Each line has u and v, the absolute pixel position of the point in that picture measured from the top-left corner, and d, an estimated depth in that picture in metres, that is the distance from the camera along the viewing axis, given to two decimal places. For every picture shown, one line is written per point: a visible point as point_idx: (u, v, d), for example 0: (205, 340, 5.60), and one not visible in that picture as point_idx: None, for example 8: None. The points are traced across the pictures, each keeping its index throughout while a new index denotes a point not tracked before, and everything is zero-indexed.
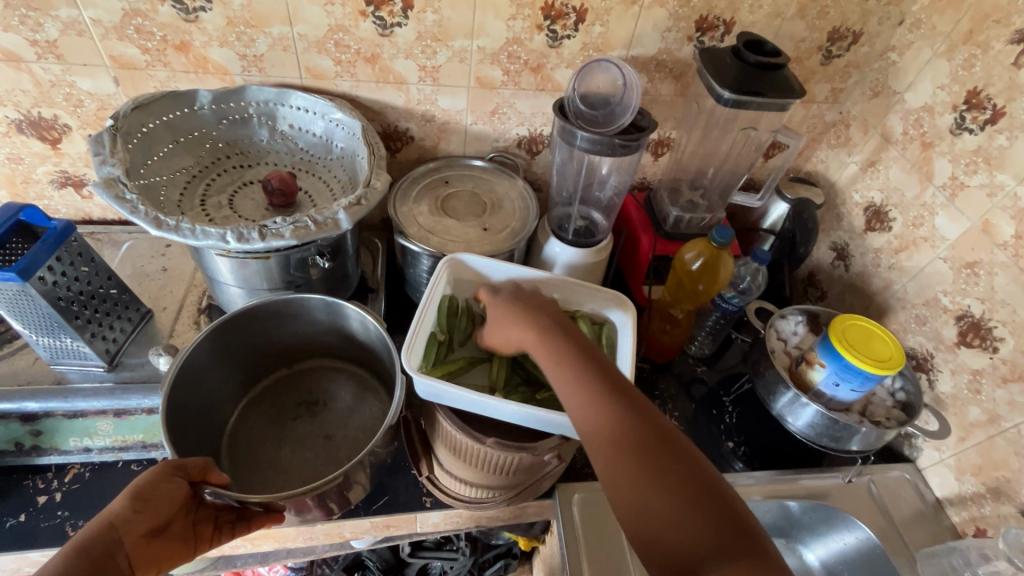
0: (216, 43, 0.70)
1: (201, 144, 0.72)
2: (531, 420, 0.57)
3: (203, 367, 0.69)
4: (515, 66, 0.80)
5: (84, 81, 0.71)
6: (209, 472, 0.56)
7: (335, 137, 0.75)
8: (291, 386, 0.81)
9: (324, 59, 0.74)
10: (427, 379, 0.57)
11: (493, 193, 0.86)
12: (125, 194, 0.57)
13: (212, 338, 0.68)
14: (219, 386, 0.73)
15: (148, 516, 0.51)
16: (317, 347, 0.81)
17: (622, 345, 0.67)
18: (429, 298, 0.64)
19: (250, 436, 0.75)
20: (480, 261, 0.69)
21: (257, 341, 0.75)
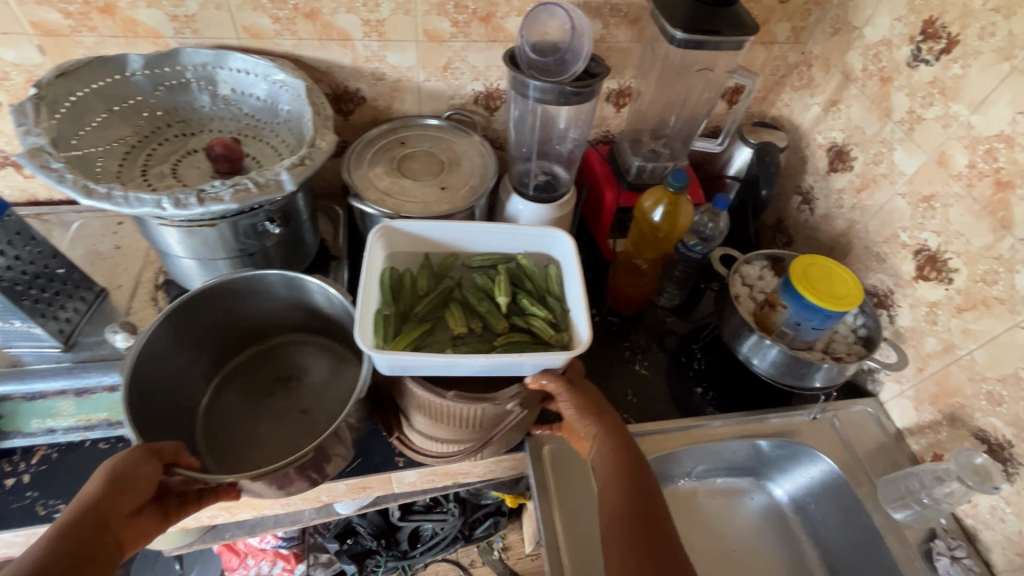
0: (143, 3, 0.66)
1: (139, 113, 0.70)
2: (495, 369, 0.58)
3: (166, 349, 0.67)
4: (464, 17, 0.77)
5: (7, 51, 0.67)
6: (181, 455, 0.55)
7: (280, 100, 0.72)
8: (262, 363, 0.80)
9: (260, 17, 0.71)
10: (389, 354, 0.54)
11: (452, 151, 0.84)
12: (52, 163, 0.55)
13: (168, 322, 0.66)
14: (185, 368, 0.72)
15: (129, 498, 0.51)
16: (286, 322, 0.79)
17: (571, 276, 0.66)
18: (367, 270, 0.62)
19: (225, 417, 0.74)
20: (414, 225, 0.67)
21: (219, 320, 0.73)
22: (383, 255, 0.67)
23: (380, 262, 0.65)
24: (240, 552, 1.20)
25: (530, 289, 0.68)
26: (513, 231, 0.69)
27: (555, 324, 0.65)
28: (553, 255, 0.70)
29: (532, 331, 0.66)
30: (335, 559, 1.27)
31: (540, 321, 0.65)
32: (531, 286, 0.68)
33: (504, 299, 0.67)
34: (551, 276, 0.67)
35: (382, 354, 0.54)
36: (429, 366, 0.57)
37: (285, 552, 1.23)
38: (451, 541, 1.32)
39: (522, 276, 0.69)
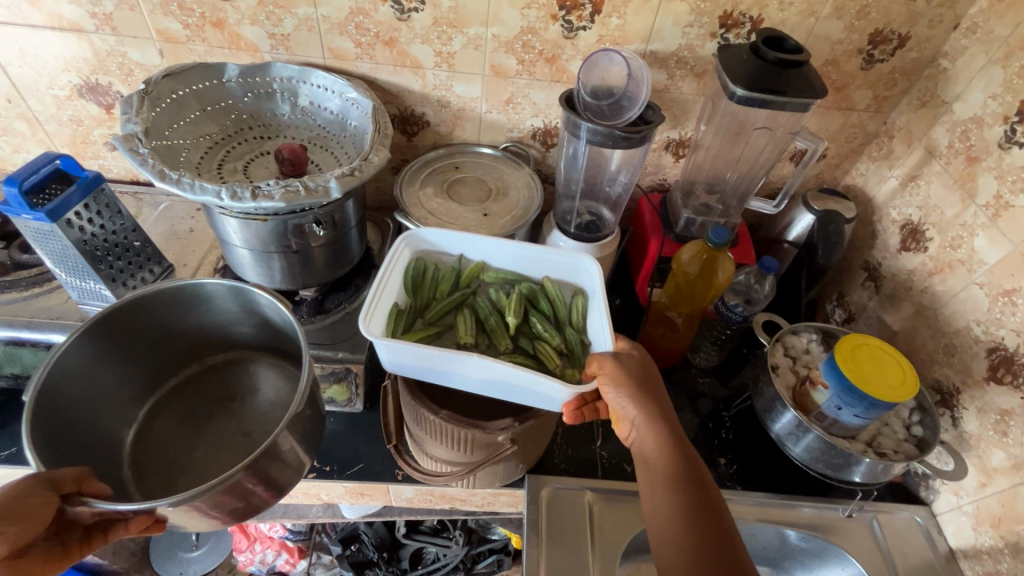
0: (248, 21, 0.75)
1: (228, 116, 0.78)
2: (494, 388, 0.59)
3: (88, 370, 0.66)
4: (530, 56, 0.80)
5: (134, 52, 0.79)
6: (84, 483, 0.52)
7: (350, 115, 0.79)
8: (204, 384, 0.79)
9: (345, 41, 0.78)
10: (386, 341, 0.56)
11: (501, 180, 0.87)
12: (139, 149, 0.63)
13: (92, 334, 0.65)
14: (112, 384, 0.70)
15: (15, 534, 0.47)
16: (232, 336, 0.79)
17: (592, 309, 0.67)
18: (387, 268, 0.65)
19: (159, 441, 0.73)
20: (439, 234, 0.70)
21: (150, 332, 0.72)
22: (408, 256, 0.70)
23: (405, 257, 0.69)
24: (250, 535, 1.24)
25: (547, 314, 0.70)
26: (539, 252, 0.70)
27: (566, 355, 0.67)
28: (579, 285, 0.71)
29: (538, 358, 0.68)
30: (336, 563, 1.27)
31: (549, 348, 0.68)
32: (550, 310, 0.70)
33: (516, 319, 0.69)
34: (575, 308, 0.69)
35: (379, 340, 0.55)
36: (423, 356, 0.57)
37: (291, 544, 1.26)
38: (451, 571, 1.28)
39: (541, 297, 0.71)
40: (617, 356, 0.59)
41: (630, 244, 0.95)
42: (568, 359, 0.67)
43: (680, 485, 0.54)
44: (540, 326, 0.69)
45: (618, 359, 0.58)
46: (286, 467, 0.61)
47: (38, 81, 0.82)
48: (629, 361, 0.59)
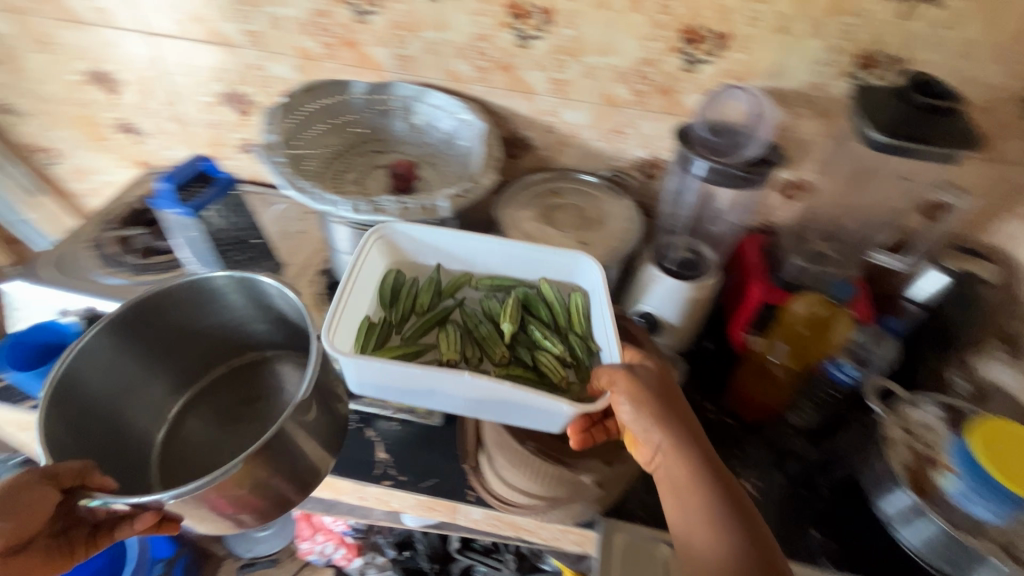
0: (378, 42, 0.80)
1: (349, 130, 0.83)
2: (485, 403, 0.59)
3: (114, 364, 0.73)
4: (644, 87, 0.79)
5: (274, 66, 0.86)
6: (87, 476, 0.56)
7: (460, 136, 0.82)
8: (233, 383, 0.84)
9: (464, 65, 0.80)
10: (355, 357, 0.56)
11: (599, 210, 0.85)
12: (276, 157, 0.70)
13: (114, 328, 0.72)
14: (140, 381, 0.77)
15: (13, 526, 0.53)
16: (259, 336, 0.84)
17: (595, 313, 0.67)
18: (357, 267, 0.65)
19: (189, 439, 0.78)
20: (416, 231, 0.68)
21: (179, 331, 0.79)
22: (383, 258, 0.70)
23: (379, 263, 0.69)
24: (313, 525, 1.28)
25: (543, 317, 0.69)
26: (523, 251, 0.69)
27: (569, 363, 0.67)
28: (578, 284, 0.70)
29: (538, 370, 0.68)
30: (389, 566, 1.29)
31: (551, 356, 0.67)
32: (545, 313, 0.70)
33: (510, 325, 0.69)
34: (571, 309, 0.68)
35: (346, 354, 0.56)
36: (400, 375, 0.58)
37: (349, 541, 1.29)
38: None
39: (536, 303, 0.70)
40: (626, 371, 0.57)
41: (727, 286, 0.89)
42: (574, 368, 0.67)
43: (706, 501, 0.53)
44: (537, 336, 0.69)
45: (628, 373, 0.57)
46: (301, 466, 0.64)
47: (190, 87, 0.91)
48: (638, 375, 0.58)
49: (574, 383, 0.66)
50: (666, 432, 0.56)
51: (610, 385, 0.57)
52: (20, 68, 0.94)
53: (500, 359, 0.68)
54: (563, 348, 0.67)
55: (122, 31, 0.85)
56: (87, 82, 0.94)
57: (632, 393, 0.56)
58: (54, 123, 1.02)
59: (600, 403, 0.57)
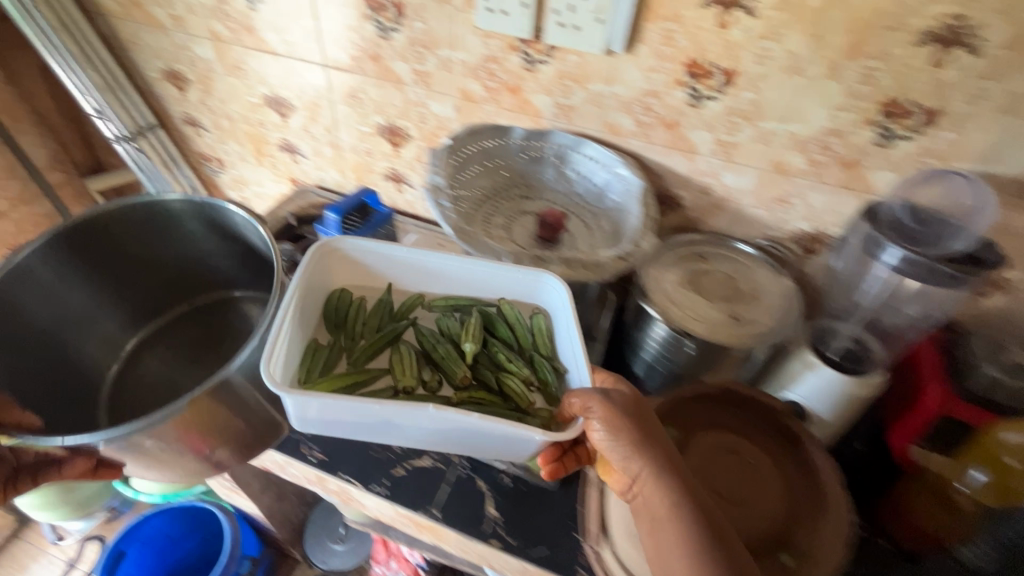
0: (542, 90, 0.80)
1: (500, 172, 0.82)
2: (437, 425, 0.64)
3: (70, 292, 0.84)
4: (824, 158, 0.73)
5: (435, 105, 0.88)
6: (19, 416, 0.67)
7: (612, 190, 0.79)
8: (191, 320, 0.97)
9: (626, 118, 0.78)
10: (300, 393, 0.60)
11: (751, 281, 0.79)
12: (442, 202, 0.74)
13: (67, 251, 0.81)
14: (94, 309, 0.88)
15: None
16: (213, 268, 0.95)
17: (559, 331, 0.72)
18: (295, 292, 0.69)
19: (152, 371, 0.91)
20: (354, 244, 0.75)
21: (142, 259, 0.90)
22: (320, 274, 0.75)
23: (322, 279, 0.74)
24: (389, 550, 1.26)
25: (506, 339, 0.74)
26: (392, 253, 0.76)
27: (530, 382, 0.71)
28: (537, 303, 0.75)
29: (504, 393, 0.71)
30: None
31: (517, 379, 0.71)
32: (507, 333, 0.74)
33: (472, 345, 0.73)
34: (538, 331, 0.72)
35: (296, 393, 0.60)
36: (353, 411, 0.63)
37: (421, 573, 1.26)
38: None
39: (495, 322, 0.75)
40: (599, 394, 0.57)
41: (898, 388, 0.75)
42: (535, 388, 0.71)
43: (693, 540, 0.49)
44: (499, 357, 0.74)
45: (602, 398, 0.56)
46: (254, 420, 0.71)
47: (352, 118, 0.97)
48: (616, 403, 0.56)
49: (541, 408, 0.70)
50: (645, 461, 0.53)
51: (584, 410, 0.57)
52: (210, 88, 1.04)
53: (462, 383, 0.72)
54: (528, 371, 0.71)
55: (304, 63, 0.92)
56: (264, 105, 1.02)
57: (607, 416, 0.55)
58: (228, 138, 1.13)
59: (572, 431, 0.60)
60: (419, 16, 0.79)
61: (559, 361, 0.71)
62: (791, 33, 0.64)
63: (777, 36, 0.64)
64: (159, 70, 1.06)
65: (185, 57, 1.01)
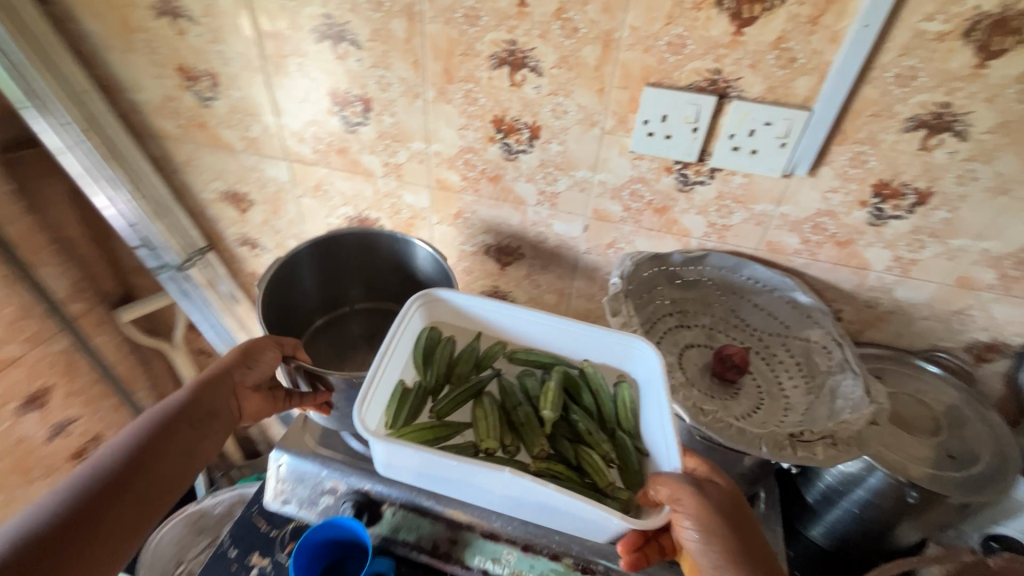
0: (694, 211, 0.73)
1: (654, 300, 0.74)
2: (522, 489, 0.55)
3: (305, 272, 0.85)
4: (1018, 273, 0.68)
5: (559, 224, 0.80)
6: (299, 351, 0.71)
7: (786, 317, 0.72)
8: (369, 320, 0.96)
9: (791, 237, 0.72)
10: (388, 441, 0.54)
11: (943, 406, 0.73)
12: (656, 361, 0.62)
13: (316, 249, 0.83)
14: (310, 287, 0.88)
15: (250, 372, 0.67)
16: (389, 289, 0.93)
17: (648, 405, 0.62)
18: (398, 327, 0.63)
19: (334, 349, 0.93)
20: (457, 297, 0.68)
21: (355, 268, 0.90)
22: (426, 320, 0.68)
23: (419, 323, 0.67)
24: None
25: (589, 407, 0.64)
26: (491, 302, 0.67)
27: (614, 461, 0.60)
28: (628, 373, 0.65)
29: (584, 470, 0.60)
30: None
31: (596, 456, 0.60)
32: (591, 402, 0.64)
33: (552, 413, 0.63)
34: (623, 403, 0.62)
35: (382, 440, 0.53)
36: (429, 463, 0.56)
37: None
38: None
39: (580, 384, 0.65)
40: (684, 482, 0.52)
41: None
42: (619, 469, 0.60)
43: None
44: (582, 428, 0.63)
45: (689, 490, 0.52)
46: None
47: (454, 237, 0.87)
48: (703, 498, 0.52)
49: (621, 489, 0.58)
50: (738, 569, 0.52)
51: (674, 504, 0.52)
52: (280, 209, 0.93)
53: (539, 451, 0.61)
54: (609, 447, 0.61)
55: (403, 184, 0.83)
56: (345, 225, 0.92)
57: (700, 516, 0.52)
58: None
59: (658, 520, 0.52)
60: (557, 139, 0.71)
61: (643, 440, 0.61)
62: (1006, 155, 0.59)
63: (987, 158, 0.60)
64: (216, 192, 0.94)
65: (253, 178, 0.90)
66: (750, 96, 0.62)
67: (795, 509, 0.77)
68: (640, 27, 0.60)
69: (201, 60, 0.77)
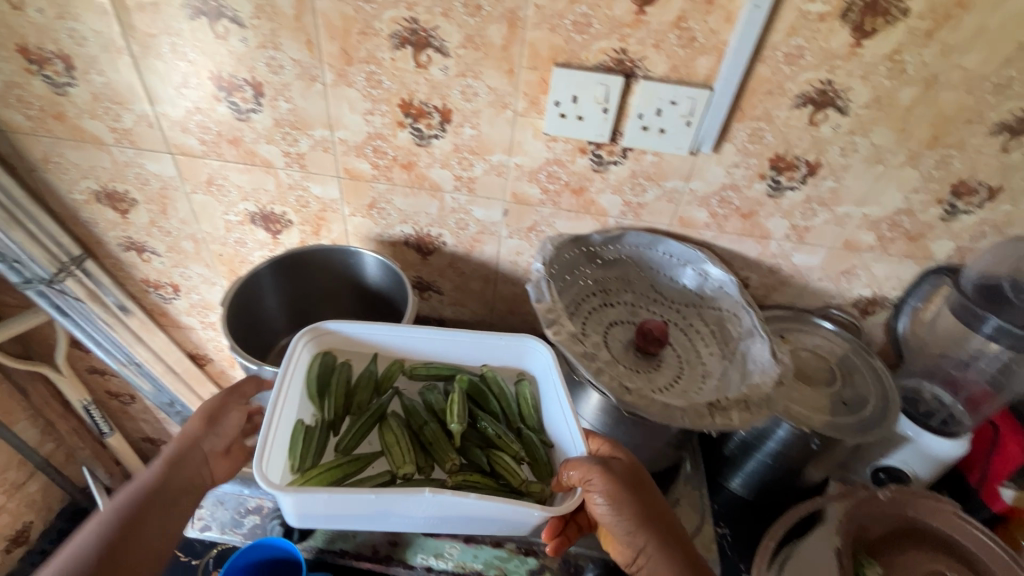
0: (610, 190, 0.74)
1: (577, 280, 0.74)
2: (440, 507, 0.54)
3: (264, 292, 0.78)
4: (893, 234, 0.75)
5: (479, 210, 0.78)
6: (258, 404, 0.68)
7: (699, 287, 0.75)
8: None
9: (700, 211, 0.75)
10: (295, 491, 0.49)
11: (837, 359, 0.80)
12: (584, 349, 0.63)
13: (276, 266, 0.77)
14: (271, 309, 0.81)
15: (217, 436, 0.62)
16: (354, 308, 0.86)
17: (550, 397, 0.64)
18: (285, 371, 0.60)
19: None
20: (345, 326, 0.66)
21: (317, 289, 0.83)
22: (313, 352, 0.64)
23: (309, 357, 0.64)
24: None
25: (495, 411, 0.64)
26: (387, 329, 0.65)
27: (525, 460, 0.61)
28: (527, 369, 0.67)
29: (496, 475, 0.60)
30: None
31: (507, 459, 0.60)
32: (494, 405, 0.65)
33: (459, 425, 0.62)
34: (524, 400, 0.64)
35: (288, 491, 0.49)
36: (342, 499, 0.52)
37: None
38: None
39: (483, 391, 0.65)
40: (587, 463, 0.55)
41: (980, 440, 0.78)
42: (531, 466, 0.60)
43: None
44: (494, 433, 0.63)
45: (592, 463, 0.54)
46: None
47: (370, 229, 0.83)
48: (611, 473, 0.54)
49: (535, 483, 0.59)
50: (647, 533, 0.55)
51: (587, 481, 0.54)
52: (168, 208, 0.83)
53: (452, 466, 0.60)
54: (519, 447, 0.61)
55: (308, 175, 0.77)
56: (247, 222, 0.84)
57: (611, 492, 0.54)
58: (189, 261, 0.91)
59: (573, 504, 0.54)
60: (470, 122, 0.69)
61: (547, 433, 0.63)
62: (880, 127, 0.64)
63: (865, 131, 0.65)
64: (88, 192, 0.82)
65: (132, 175, 0.80)
66: (656, 75, 0.63)
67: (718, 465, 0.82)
68: (545, 5, 0.58)
69: (48, 39, 0.66)
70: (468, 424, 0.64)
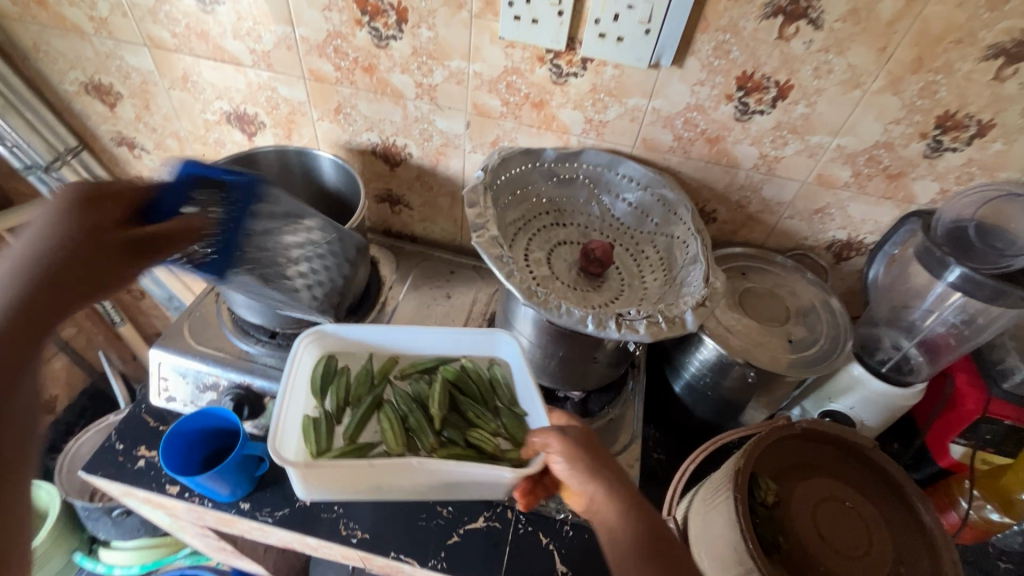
0: (571, 105, 0.71)
1: (529, 197, 0.75)
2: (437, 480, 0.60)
3: None
4: (870, 170, 0.70)
5: (441, 121, 0.77)
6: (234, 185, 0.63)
7: (652, 212, 0.74)
8: None
9: (664, 133, 0.72)
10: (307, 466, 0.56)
11: (793, 298, 0.77)
12: (504, 257, 0.62)
13: None
14: None
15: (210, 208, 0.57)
16: None
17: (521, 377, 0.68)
18: (290, 370, 0.63)
19: None
20: (344, 329, 0.67)
21: None
22: (315, 353, 0.67)
23: (311, 356, 0.66)
24: None
25: (473, 394, 0.68)
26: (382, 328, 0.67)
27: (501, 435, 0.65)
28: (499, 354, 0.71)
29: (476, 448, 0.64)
30: None
31: (483, 433, 0.65)
32: (473, 390, 0.68)
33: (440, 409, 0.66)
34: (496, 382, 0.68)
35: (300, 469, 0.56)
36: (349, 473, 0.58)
37: None
38: None
39: (464, 379, 0.68)
40: (546, 429, 0.56)
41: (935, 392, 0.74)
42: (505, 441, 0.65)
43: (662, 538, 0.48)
44: (475, 415, 0.66)
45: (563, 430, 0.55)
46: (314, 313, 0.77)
47: (339, 136, 0.84)
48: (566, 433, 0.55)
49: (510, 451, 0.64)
50: (598, 480, 0.52)
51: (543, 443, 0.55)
52: (150, 103, 0.86)
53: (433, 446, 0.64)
54: (496, 424, 0.66)
55: (275, 75, 0.77)
56: (223, 122, 0.86)
57: (566, 449, 0.54)
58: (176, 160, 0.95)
59: (534, 466, 0.58)
60: (426, 23, 0.67)
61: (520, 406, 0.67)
62: (858, 45, 0.59)
63: (841, 48, 0.60)
64: (77, 83, 0.86)
65: (114, 68, 0.82)
66: None
67: (663, 394, 0.84)
68: None
69: None
70: (450, 408, 0.67)
